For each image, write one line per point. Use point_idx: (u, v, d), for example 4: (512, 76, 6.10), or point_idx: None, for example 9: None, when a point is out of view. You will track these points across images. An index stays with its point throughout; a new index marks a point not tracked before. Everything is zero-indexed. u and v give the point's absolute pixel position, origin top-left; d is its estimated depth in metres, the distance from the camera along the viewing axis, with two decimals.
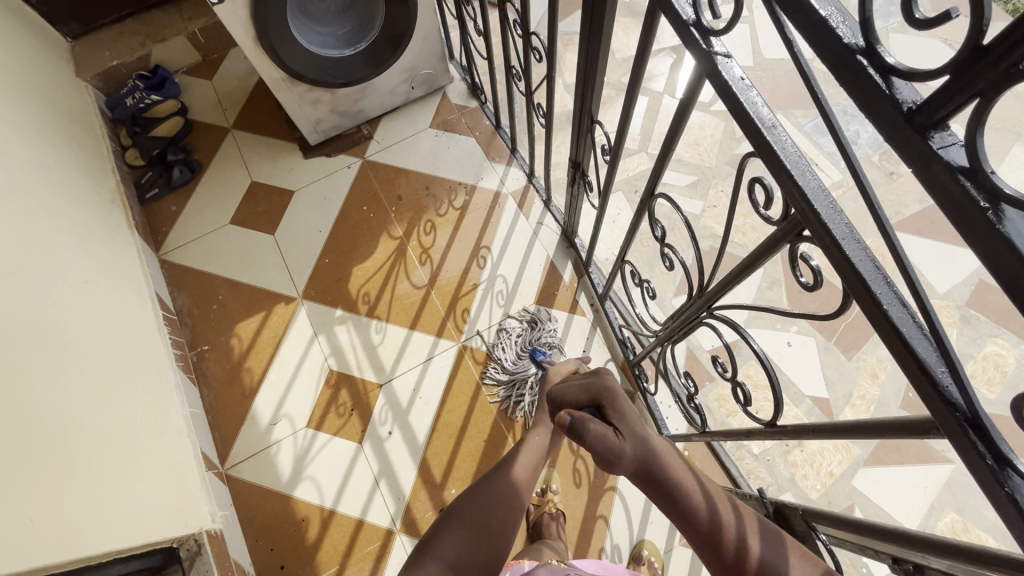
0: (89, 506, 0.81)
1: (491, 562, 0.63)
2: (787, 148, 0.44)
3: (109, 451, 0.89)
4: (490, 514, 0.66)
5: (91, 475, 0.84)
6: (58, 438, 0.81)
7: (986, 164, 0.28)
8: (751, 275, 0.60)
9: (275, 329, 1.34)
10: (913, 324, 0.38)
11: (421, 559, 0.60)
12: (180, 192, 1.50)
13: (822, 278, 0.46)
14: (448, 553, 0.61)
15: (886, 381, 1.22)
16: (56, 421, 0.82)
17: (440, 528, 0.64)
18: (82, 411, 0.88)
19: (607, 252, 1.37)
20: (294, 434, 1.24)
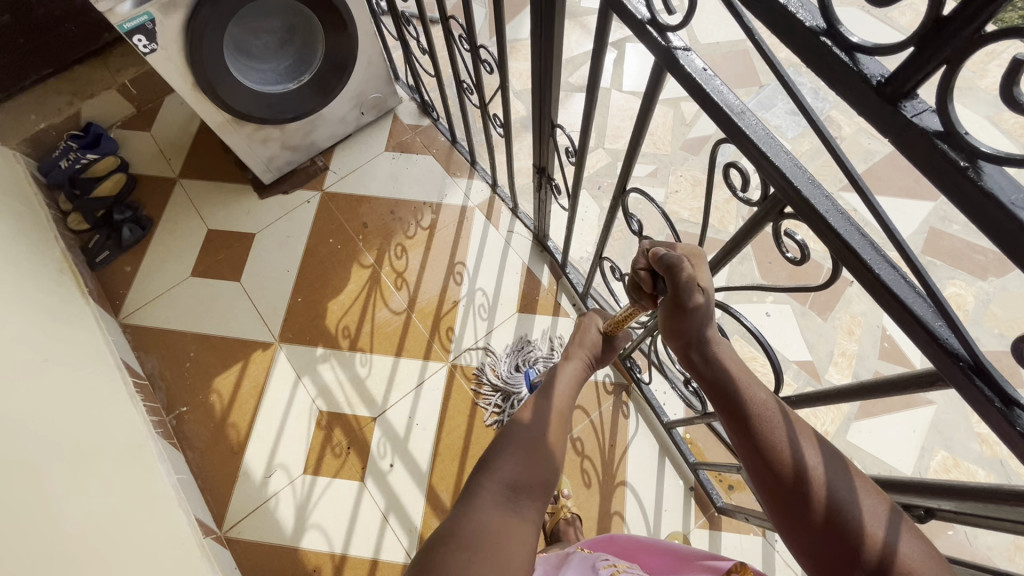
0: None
1: (550, 479, 0.57)
2: (758, 131, 0.45)
3: (100, 536, 0.84)
4: (542, 435, 0.60)
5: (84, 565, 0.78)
6: (42, 533, 0.75)
7: (959, 126, 0.29)
8: (736, 255, 0.61)
9: (255, 377, 1.29)
10: (906, 284, 0.39)
11: (476, 482, 0.54)
12: (133, 251, 1.43)
13: (808, 252, 0.47)
14: (507, 474, 0.54)
15: (862, 335, 1.27)
16: (36, 515, 0.76)
17: (493, 452, 0.58)
18: (63, 499, 0.82)
19: (581, 251, 1.38)
20: (291, 483, 1.19)
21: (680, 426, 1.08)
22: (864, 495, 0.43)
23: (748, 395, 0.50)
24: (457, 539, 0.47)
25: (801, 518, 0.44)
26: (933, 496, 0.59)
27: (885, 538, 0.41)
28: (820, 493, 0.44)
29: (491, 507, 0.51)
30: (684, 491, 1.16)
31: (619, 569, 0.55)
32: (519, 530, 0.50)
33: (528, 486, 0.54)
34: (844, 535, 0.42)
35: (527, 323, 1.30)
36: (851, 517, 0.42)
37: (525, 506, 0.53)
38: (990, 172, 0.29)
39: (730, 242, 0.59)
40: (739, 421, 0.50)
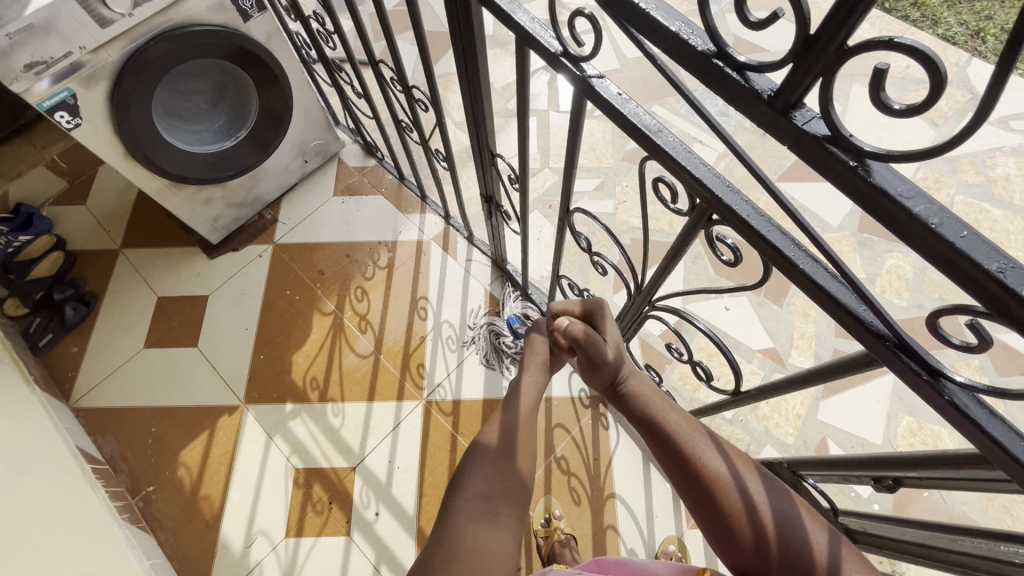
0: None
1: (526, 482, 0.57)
2: (676, 147, 0.47)
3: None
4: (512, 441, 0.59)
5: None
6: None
7: (844, 130, 0.32)
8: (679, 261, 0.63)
9: (224, 444, 1.24)
10: (828, 274, 0.41)
11: (451, 501, 0.54)
12: (78, 330, 1.37)
13: (741, 254, 0.50)
14: (479, 487, 0.54)
15: (817, 316, 1.33)
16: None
17: (465, 466, 0.57)
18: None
19: (541, 270, 1.40)
20: (274, 549, 1.14)
21: None
22: (803, 516, 0.48)
23: (683, 432, 0.53)
24: (436, 571, 0.48)
25: (757, 553, 0.47)
26: (901, 468, 0.61)
27: (829, 556, 0.45)
28: (768, 522, 0.47)
29: (467, 522, 0.51)
30: (672, 493, 1.16)
31: None
32: (495, 540, 0.50)
33: (503, 494, 0.54)
34: (796, 563, 0.45)
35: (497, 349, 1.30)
36: (799, 544, 0.46)
37: (501, 512, 0.53)
38: (877, 169, 0.32)
39: (670, 250, 0.61)
40: (681, 467, 0.52)
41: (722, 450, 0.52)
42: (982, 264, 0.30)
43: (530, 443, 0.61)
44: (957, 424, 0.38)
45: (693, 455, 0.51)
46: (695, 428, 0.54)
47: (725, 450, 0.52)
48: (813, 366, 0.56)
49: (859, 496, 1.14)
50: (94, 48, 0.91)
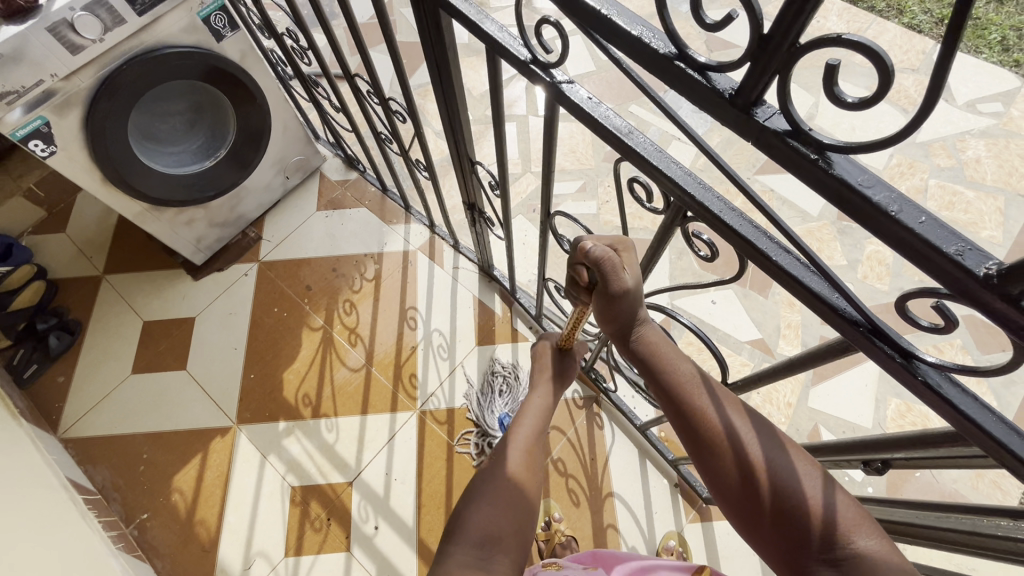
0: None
1: (525, 529, 0.56)
2: (648, 148, 0.48)
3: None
4: (513, 478, 0.59)
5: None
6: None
7: (804, 125, 0.33)
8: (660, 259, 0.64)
9: (218, 466, 1.23)
10: (801, 264, 0.42)
11: (447, 543, 0.53)
12: (64, 359, 1.36)
13: (718, 249, 0.51)
14: (477, 526, 0.54)
15: (802, 305, 1.35)
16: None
17: (465, 503, 0.57)
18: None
19: (528, 274, 1.40)
20: (274, 569, 1.13)
21: (652, 426, 1.10)
22: (802, 468, 0.46)
23: (679, 378, 0.52)
24: None
25: (750, 503, 0.46)
26: (889, 449, 0.62)
27: (823, 506, 0.43)
28: (759, 469, 0.46)
29: (457, 568, 0.50)
30: (670, 488, 1.17)
31: None
32: None
33: (499, 540, 0.53)
34: (789, 515, 0.44)
35: (487, 356, 1.31)
36: (792, 495, 0.44)
37: (496, 562, 0.52)
38: (838, 161, 0.33)
39: (650, 249, 0.62)
40: (678, 415, 0.51)
41: (722, 399, 0.51)
42: (942, 248, 0.31)
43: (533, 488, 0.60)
44: (932, 403, 0.39)
45: (690, 404, 0.51)
46: (698, 377, 0.52)
47: (724, 399, 0.51)
48: (796, 355, 0.57)
49: (853, 480, 1.16)
50: (65, 75, 0.91)
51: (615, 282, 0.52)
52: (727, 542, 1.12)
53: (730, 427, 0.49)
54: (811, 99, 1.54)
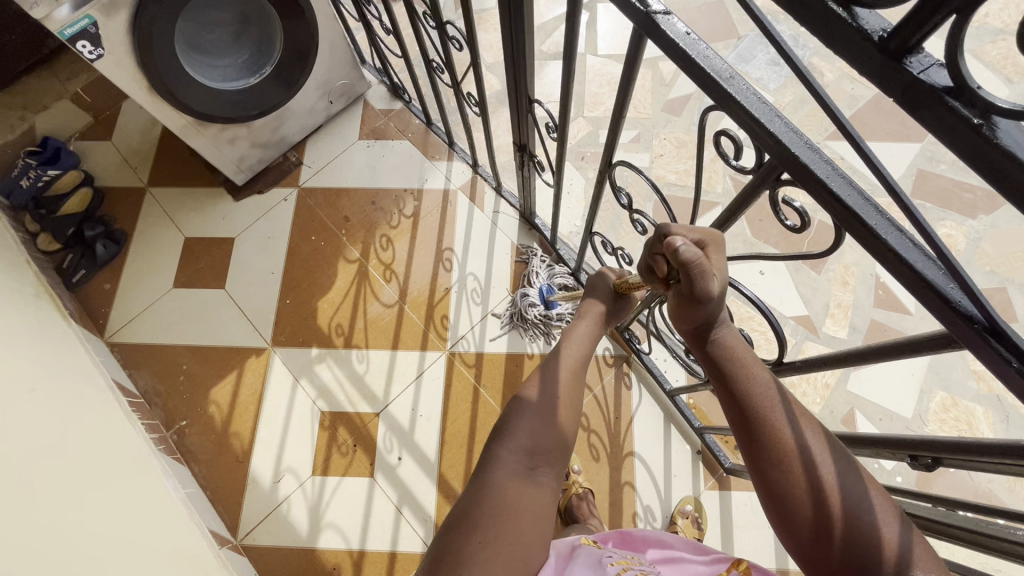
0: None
1: (567, 442, 0.57)
2: (749, 97, 0.42)
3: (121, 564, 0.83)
4: (557, 398, 0.58)
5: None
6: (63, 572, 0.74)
7: (971, 81, 0.27)
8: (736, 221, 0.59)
9: (252, 385, 1.27)
10: (915, 247, 0.37)
11: (493, 447, 0.55)
12: (110, 267, 1.39)
13: (809, 219, 0.46)
14: (525, 437, 0.55)
15: (856, 285, 1.28)
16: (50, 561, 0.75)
17: (512, 413, 0.57)
18: (77, 531, 0.81)
19: (570, 226, 1.35)
20: (301, 486, 1.19)
21: (683, 392, 1.08)
22: (877, 499, 0.44)
23: (753, 386, 0.49)
24: (474, 521, 0.48)
25: (815, 530, 0.43)
26: (945, 450, 0.58)
27: (897, 541, 0.41)
28: (832, 495, 0.44)
29: (508, 475, 0.52)
30: (691, 454, 1.17)
31: (628, 567, 0.53)
32: (532, 495, 0.51)
33: (544, 452, 0.55)
34: (861, 548, 0.42)
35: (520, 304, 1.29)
36: (866, 527, 0.42)
37: (542, 473, 0.53)
38: (1005, 128, 0.27)
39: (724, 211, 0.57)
40: (747, 424, 0.48)
41: (797, 414, 0.48)
42: None
43: (576, 404, 0.60)
44: None
45: (764, 414, 0.47)
46: (774, 387, 0.49)
47: (800, 414, 0.48)
48: (871, 344, 0.52)
49: (883, 468, 1.13)
50: None
51: (701, 288, 0.50)
52: (743, 512, 1.12)
53: (805, 444, 0.46)
54: None
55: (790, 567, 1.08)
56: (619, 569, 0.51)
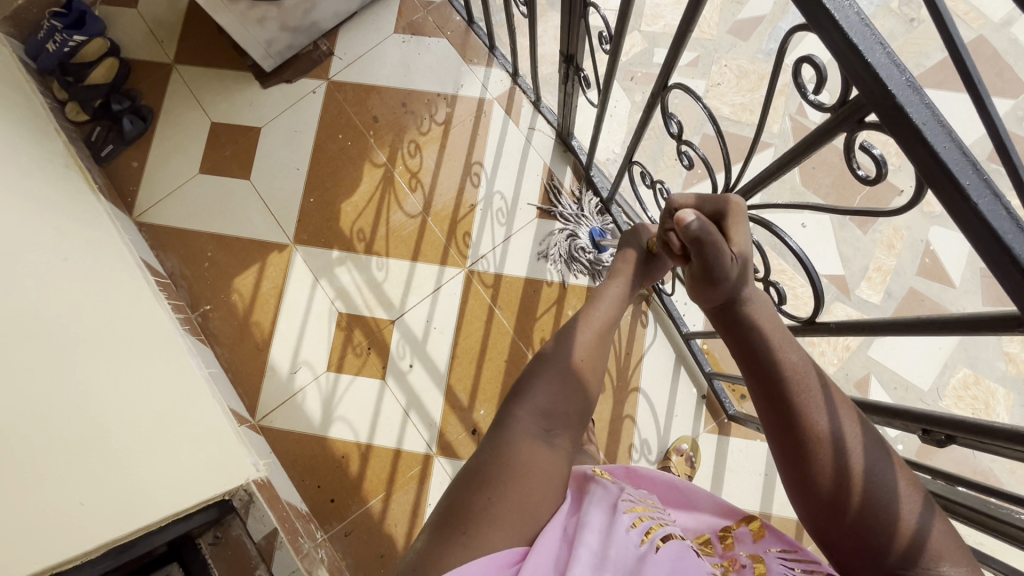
0: (122, 502, 0.82)
1: (586, 409, 0.61)
2: (851, 17, 0.36)
3: (136, 443, 0.88)
4: (577, 358, 0.63)
5: (115, 468, 0.83)
6: (79, 442, 0.79)
7: None
8: (800, 164, 0.54)
9: (274, 279, 1.29)
10: (1011, 215, 0.32)
11: (512, 407, 0.59)
12: (137, 144, 1.37)
13: (885, 169, 0.41)
14: (542, 400, 0.59)
15: (903, 250, 1.20)
16: (71, 425, 0.80)
17: (533, 375, 0.62)
18: (97, 404, 0.86)
19: (608, 152, 1.28)
20: (317, 379, 1.24)
21: (699, 337, 1.07)
22: (900, 481, 0.44)
23: (790, 365, 0.49)
24: (489, 476, 0.52)
25: (833, 504, 0.45)
26: (956, 428, 0.56)
27: (916, 524, 0.43)
28: (857, 478, 0.44)
29: (523, 437, 0.55)
30: (696, 398, 1.18)
31: (642, 518, 0.52)
32: (547, 460, 0.54)
33: (559, 418, 0.58)
34: (874, 531, 0.43)
35: (545, 228, 1.26)
36: (890, 516, 0.43)
37: (558, 436, 0.57)
38: None
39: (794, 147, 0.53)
40: (770, 404, 0.49)
41: (827, 395, 0.48)
42: None
43: (593, 375, 0.63)
44: None
45: (792, 394, 0.48)
46: (805, 366, 0.49)
47: (830, 395, 0.48)
48: (924, 315, 0.48)
49: (886, 434, 1.13)
50: None
51: (716, 260, 0.54)
52: (737, 457, 1.15)
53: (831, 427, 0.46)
54: (1005, 9, 1.26)
55: (773, 513, 1.12)
56: (635, 520, 0.50)
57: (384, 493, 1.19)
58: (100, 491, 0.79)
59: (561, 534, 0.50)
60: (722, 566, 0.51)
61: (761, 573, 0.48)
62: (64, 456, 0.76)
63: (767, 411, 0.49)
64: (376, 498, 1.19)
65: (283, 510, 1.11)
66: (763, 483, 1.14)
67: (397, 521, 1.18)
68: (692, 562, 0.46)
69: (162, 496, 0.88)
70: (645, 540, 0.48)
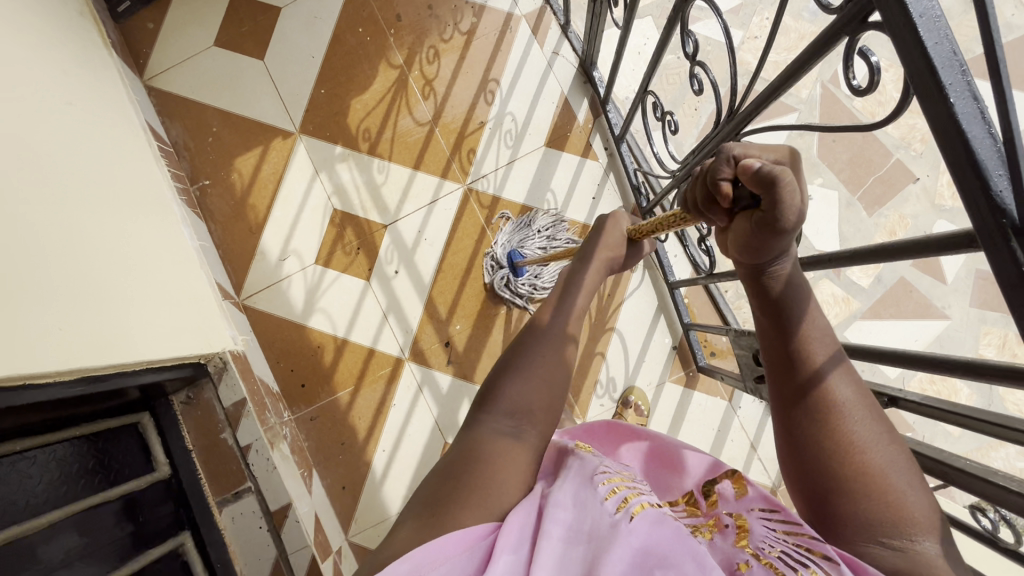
0: (97, 338, 0.84)
1: (557, 407, 0.62)
2: None
3: (117, 290, 0.91)
4: (553, 361, 0.64)
5: (96, 306, 0.85)
6: (64, 274, 0.81)
7: None
8: (802, 77, 0.54)
9: (275, 165, 1.29)
10: (981, 121, 0.32)
11: (482, 415, 0.60)
12: (155, 6, 1.34)
13: (876, 77, 0.42)
14: (507, 400, 0.60)
15: (904, 238, 1.18)
16: (60, 255, 0.82)
17: (501, 380, 0.63)
18: (84, 246, 0.87)
19: (628, 90, 1.25)
20: (303, 269, 1.27)
21: (681, 285, 1.07)
22: (892, 453, 0.47)
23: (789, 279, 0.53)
24: (458, 472, 0.53)
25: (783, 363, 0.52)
26: (886, 359, 0.59)
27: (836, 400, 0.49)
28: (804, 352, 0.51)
29: (489, 437, 0.56)
30: (668, 347, 1.20)
31: (619, 484, 0.52)
32: (515, 453, 0.55)
33: (526, 413, 0.59)
34: (853, 487, 0.46)
35: (551, 157, 1.24)
36: (820, 387, 0.50)
37: (525, 432, 0.58)
38: None
39: (803, 54, 0.51)
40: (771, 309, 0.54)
41: (842, 369, 0.51)
42: None
43: (559, 382, 0.64)
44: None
45: (809, 360, 0.51)
46: (827, 342, 0.52)
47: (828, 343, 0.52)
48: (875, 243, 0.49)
49: None
50: None
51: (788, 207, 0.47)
52: (695, 410, 1.18)
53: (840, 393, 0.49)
54: None
55: None
56: (610, 489, 0.51)
57: (353, 386, 1.24)
58: (77, 321, 0.81)
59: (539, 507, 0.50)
60: (705, 526, 0.52)
61: (743, 534, 0.50)
62: (49, 281, 0.78)
63: (780, 374, 0.52)
64: (344, 390, 1.24)
65: (254, 384, 1.17)
66: (713, 437, 1.17)
67: (360, 415, 1.23)
68: (669, 527, 0.46)
69: (139, 344, 0.92)
70: (621, 508, 0.48)
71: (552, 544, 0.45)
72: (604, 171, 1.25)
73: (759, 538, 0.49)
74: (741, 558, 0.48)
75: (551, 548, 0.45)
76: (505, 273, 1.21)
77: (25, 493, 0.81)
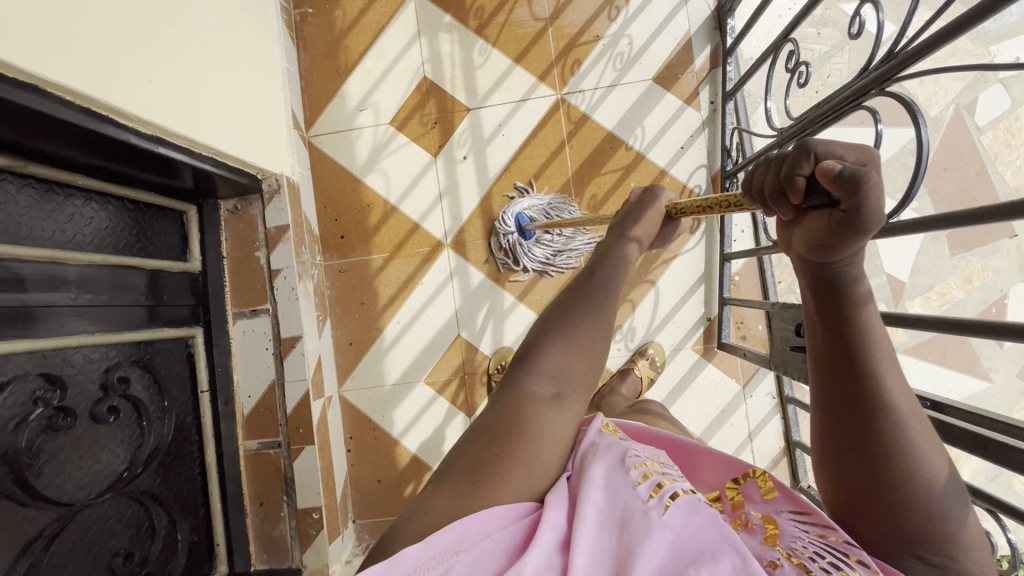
0: (177, 105, 0.84)
1: (598, 372, 0.57)
2: None
3: (207, 73, 0.91)
4: (602, 327, 0.57)
5: (182, 76, 0.85)
6: (162, 32, 0.80)
7: None
8: (983, 23, 0.49)
9: (380, 14, 1.26)
10: None
11: (520, 376, 0.55)
12: None
13: None
14: (550, 365, 0.55)
15: (978, 288, 1.14)
16: (163, 12, 0.81)
17: (540, 339, 0.57)
18: (186, 15, 0.87)
19: (755, 50, 1.18)
20: (376, 126, 1.25)
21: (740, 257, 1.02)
22: (949, 484, 0.41)
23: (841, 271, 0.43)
24: (492, 442, 0.51)
25: (835, 370, 0.44)
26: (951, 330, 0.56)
27: (897, 409, 0.41)
28: (863, 353, 0.43)
29: (526, 402, 0.53)
30: (699, 316, 1.19)
31: (650, 470, 0.51)
32: (556, 424, 0.53)
33: (569, 380, 0.55)
34: (907, 520, 0.40)
35: (653, 93, 1.20)
36: (876, 398, 0.42)
37: (568, 401, 0.54)
38: None
39: None
40: (830, 301, 0.44)
41: (898, 369, 0.43)
42: None
43: (603, 348, 0.57)
44: None
45: (868, 358, 0.42)
46: (886, 342, 0.43)
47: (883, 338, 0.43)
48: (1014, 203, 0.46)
49: None
50: None
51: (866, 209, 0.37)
52: (704, 384, 1.18)
53: (896, 398, 0.42)
54: None
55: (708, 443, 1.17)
56: (642, 474, 0.50)
57: (389, 253, 1.25)
58: (165, 81, 0.81)
59: (566, 491, 0.50)
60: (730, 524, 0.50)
61: (773, 534, 0.46)
62: (149, 32, 0.77)
63: (831, 374, 0.44)
64: (379, 254, 1.25)
65: (300, 218, 1.19)
66: (714, 416, 1.17)
67: (387, 282, 1.25)
68: (704, 516, 0.45)
69: (215, 132, 0.92)
70: (654, 495, 0.47)
71: (587, 530, 0.45)
72: (702, 124, 1.20)
73: (790, 538, 0.45)
74: (771, 556, 0.44)
75: (587, 530, 0.45)
76: (512, 237, 1.19)
77: (74, 228, 0.83)
